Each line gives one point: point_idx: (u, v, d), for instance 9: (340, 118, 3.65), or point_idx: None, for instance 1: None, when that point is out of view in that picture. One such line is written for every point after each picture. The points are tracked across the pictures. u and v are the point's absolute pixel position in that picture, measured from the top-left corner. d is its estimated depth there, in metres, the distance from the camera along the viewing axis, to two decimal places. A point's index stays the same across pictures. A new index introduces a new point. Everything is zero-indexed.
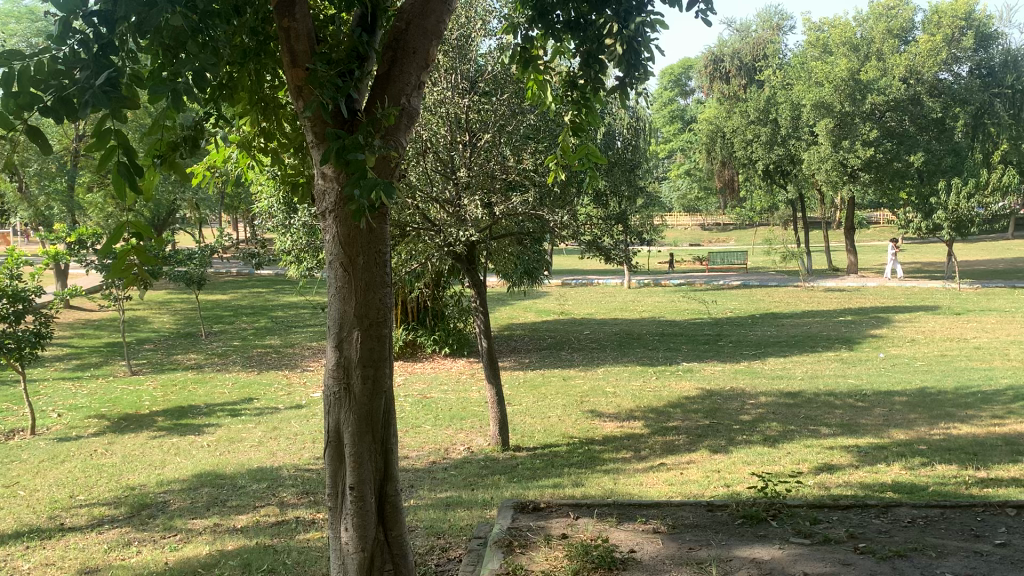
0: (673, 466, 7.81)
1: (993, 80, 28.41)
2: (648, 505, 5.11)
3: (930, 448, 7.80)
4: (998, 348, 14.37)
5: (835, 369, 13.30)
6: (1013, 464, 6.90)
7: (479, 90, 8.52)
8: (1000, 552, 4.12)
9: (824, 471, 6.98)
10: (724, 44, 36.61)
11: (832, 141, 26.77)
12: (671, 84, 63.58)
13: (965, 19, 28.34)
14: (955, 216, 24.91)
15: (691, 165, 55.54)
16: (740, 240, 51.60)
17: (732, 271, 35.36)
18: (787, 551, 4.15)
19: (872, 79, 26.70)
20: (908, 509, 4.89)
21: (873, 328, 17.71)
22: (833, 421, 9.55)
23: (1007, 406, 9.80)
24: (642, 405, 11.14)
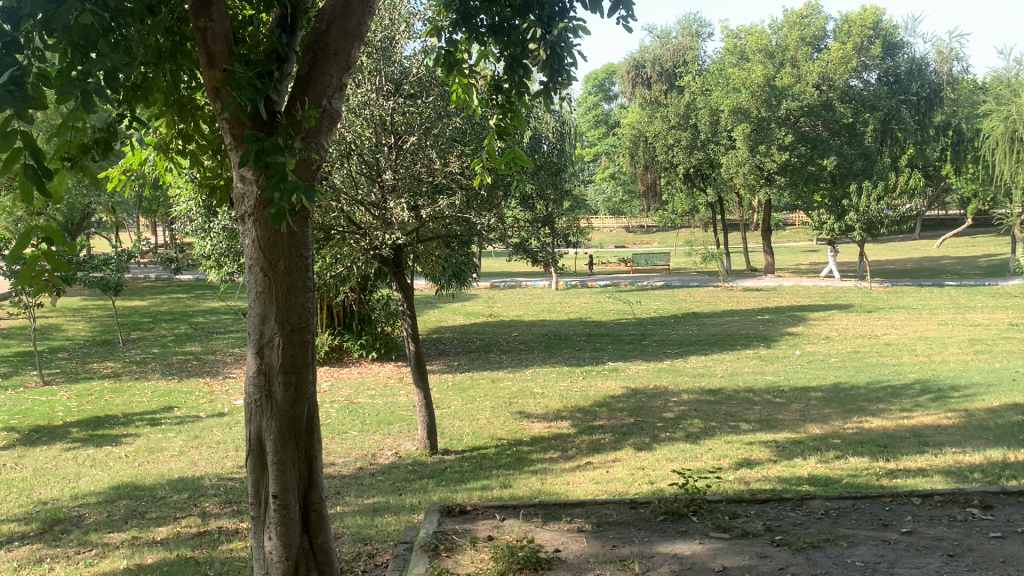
0: (599, 465, 7.91)
1: (900, 87, 29.88)
2: (572, 504, 5.17)
3: (843, 442, 8.10)
4: (906, 344, 14.99)
5: (754, 366, 13.68)
6: (920, 455, 7.20)
7: (404, 93, 8.47)
8: (906, 539, 4.31)
9: (743, 466, 7.17)
10: (645, 50, 37.07)
11: (749, 145, 27.43)
12: (595, 89, 64.52)
13: (873, 28, 29.48)
14: (866, 218, 25.80)
15: (616, 168, 56.43)
16: (664, 243, 52.59)
17: (656, 271, 35.98)
18: (707, 545, 4.26)
19: (786, 85, 27.62)
20: (821, 501, 5.06)
21: (791, 326, 18.27)
22: (753, 416, 9.82)
23: (914, 399, 10.24)
24: (569, 405, 11.25)
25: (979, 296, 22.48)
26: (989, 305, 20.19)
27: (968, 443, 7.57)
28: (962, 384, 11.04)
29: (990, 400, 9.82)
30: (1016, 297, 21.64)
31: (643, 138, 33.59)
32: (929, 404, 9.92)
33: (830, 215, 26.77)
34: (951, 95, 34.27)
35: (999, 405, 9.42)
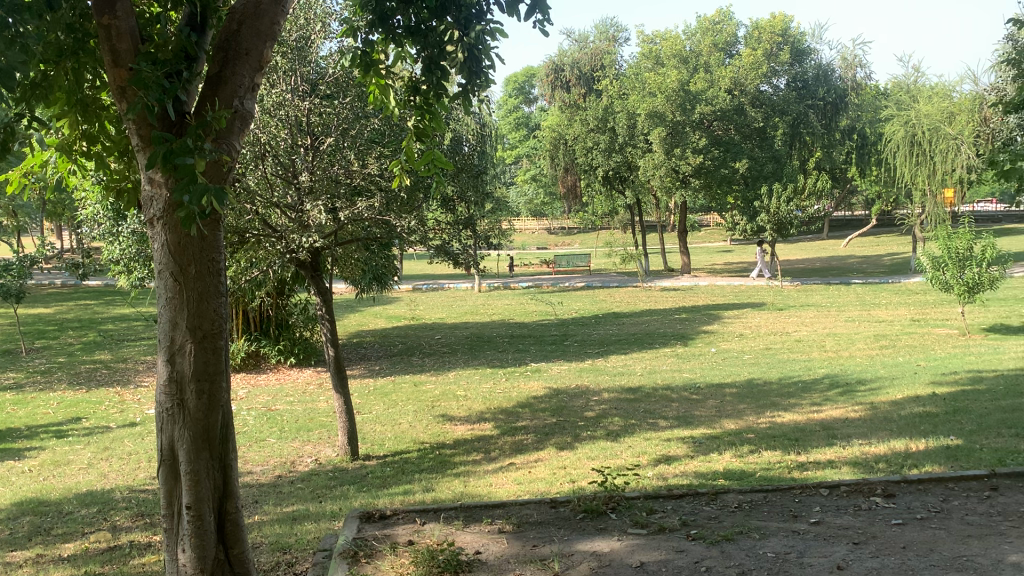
0: (521, 466, 7.94)
1: (807, 92, 31.05)
2: (493, 505, 5.19)
3: (757, 436, 8.34)
4: (816, 340, 15.53)
5: (672, 364, 13.96)
6: (829, 447, 7.47)
7: (320, 93, 8.38)
8: (814, 530, 4.46)
9: (662, 462, 7.30)
10: (564, 53, 37.43)
11: (665, 148, 27.91)
12: (515, 92, 64.88)
13: (781, 35, 30.51)
14: (776, 219, 26.77)
15: (537, 170, 56.83)
16: (584, 245, 53.20)
17: (576, 272, 36.39)
18: (625, 542, 4.33)
19: (700, 90, 28.24)
20: (734, 494, 5.20)
21: (707, 324, 18.71)
22: (671, 413, 10.02)
23: (823, 393, 10.61)
24: (491, 407, 11.27)
25: (883, 293, 23.44)
26: (892, 301, 21.08)
27: (873, 435, 7.88)
28: (867, 378, 11.49)
29: (893, 393, 10.25)
30: (917, 293, 22.65)
31: (564, 141, 33.81)
32: (837, 398, 10.29)
33: (742, 217, 27.70)
34: (855, 101, 35.66)
35: (902, 398, 9.84)
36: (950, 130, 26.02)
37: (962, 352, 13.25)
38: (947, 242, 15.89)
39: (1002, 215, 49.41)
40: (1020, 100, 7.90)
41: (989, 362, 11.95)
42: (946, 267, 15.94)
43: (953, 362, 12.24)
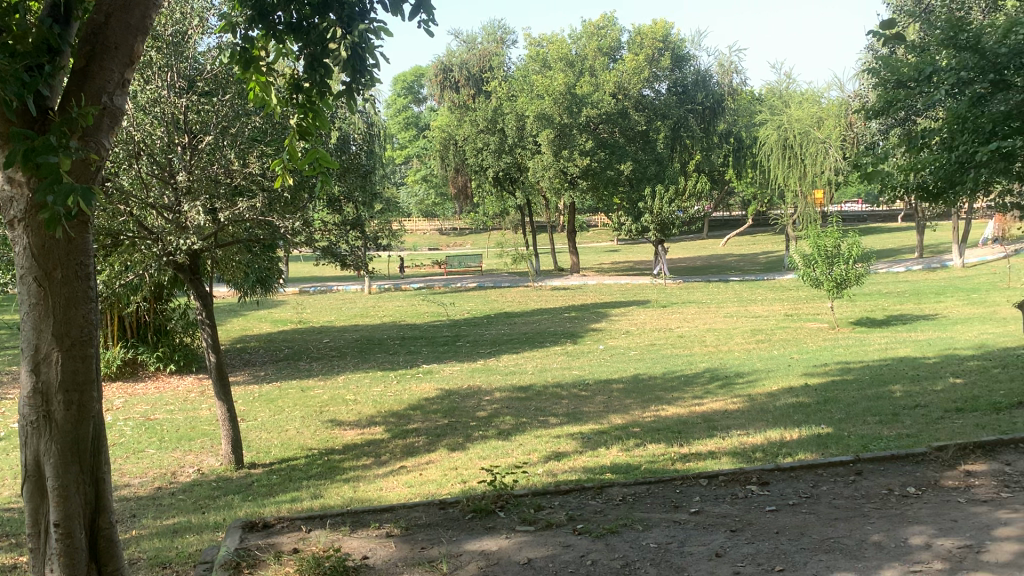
0: (412, 469, 7.88)
1: (687, 97, 32.12)
2: (381, 510, 5.14)
3: (643, 430, 8.56)
4: (697, 336, 16.07)
5: (562, 362, 14.16)
6: (710, 439, 7.74)
7: (198, 90, 8.15)
8: (694, 519, 4.61)
9: (551, 459, 7.39)
10: (452, 54, 37.41)
11: (552, 150, 28.21)
12: (403, 91, 64.35)
13: (662, 41, 31.45)
14: (659, 220, 27.87)
15: (428, 170, 56.58)
16: (476, 245, 53.31)
17: (467, 273, 36.42)
18: (512, 539, 4.36)
19: (586, 93, 28.76)
20: (619, 488, 5.32)
21: (595, 323, 19.05)
22: (561, 410, 10.17)
23: (704, 387, 10.99)
24: (382, 410, 11.13)
25: (760, 290, 24.46)
26: (769, 298, 22.03)
27: (751, 426, 8.21)
28: (746, 371, 11.97)
29: (769, 385, 10.72)
30: (792, 290, 23.74)
31: (454, 141, 33.76)
32: (717, 391, 10.68)
33: (627, 218, 28.78)
34: (732, 106, 37.07)
35: (777, 389, 10.30)
36: (819, 134, 27.48)
37: (831, 344, 13.98)
38: (816, 240, 16.73)
39: (866, 215, 52.43)
40: (880, 107, 8.43)
41: (856, 353, 12.65)
42: (816, 265, 16.77)
43: (823, 355, 12.89)
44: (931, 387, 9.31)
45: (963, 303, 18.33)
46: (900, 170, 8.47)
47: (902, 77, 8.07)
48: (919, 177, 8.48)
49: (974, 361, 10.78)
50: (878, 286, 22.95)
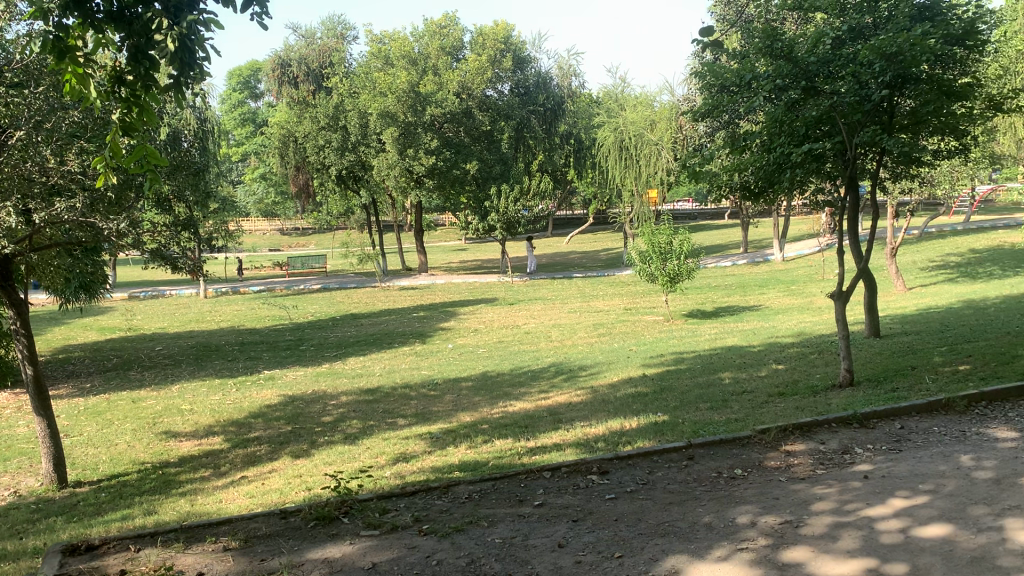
0: (253, 479, 7.59)
1: (529, 99, 32.94)
2: (218, 523, 4.93)
3: (491, 426, 8.65)
4: (543, 332, 16.40)
5: (410, 362, 14.07)
6: (555, 431, 7.90)
7: (7, 81, 7.44)
8: (538, 512, 4.70)
9: (400, 460, 7.31)
10: (290, 49, 36.43)
11: (397, 149, 27.88)
12: (239, 85, 61.84)
13: (504, 42, 31.84)
14: (505, 218, 27.84)
15: (267, 168, 54.81)
16: (319, 245, 52.10)
17: (311, 274, 35.54)
18: (356, 545, 4.29)
19: (429, 91, 28.44)
20: (465, 485, 5.35)
21: (443, 322, 19.06)
22: (409, 411, 10.11)
23: (550, 381, 11.23)
24: (221, 419, 10.66)
25: (601, 285, 25.28)
26: (608, 293, 22.79)
27: (595, 416, 8.45)
28: (588, 364, 12.34)
29: (610, 376, 11.09)
30: (630, 285, 24.69)
31: (294, 139, 32.80)
32: (562, 385, 10.93)
33: (474, 216, 28.35)
34: (571, 107, 38.07)
35: (618, 380, 10.66)
36: (652, 137, 28.74)
37: (667, 336, 14.64)
38: (651, 237, 17.45)
39: (697, 214, 55.27)
40: (705, 110, 8.89)
41: (689, 343, 13.30)
42: (652, 261, 17.49)
43: (659, 346, 13.49)
44: (757, 373, 9.93)
45: (783, 294, 19.66)
46: (725, 170, 9.01)
47: (726, 81, 8.53)
48: (742, 176, 9.05)
49: (794, 348, 11.58)
50: (708, 279, 24.24)
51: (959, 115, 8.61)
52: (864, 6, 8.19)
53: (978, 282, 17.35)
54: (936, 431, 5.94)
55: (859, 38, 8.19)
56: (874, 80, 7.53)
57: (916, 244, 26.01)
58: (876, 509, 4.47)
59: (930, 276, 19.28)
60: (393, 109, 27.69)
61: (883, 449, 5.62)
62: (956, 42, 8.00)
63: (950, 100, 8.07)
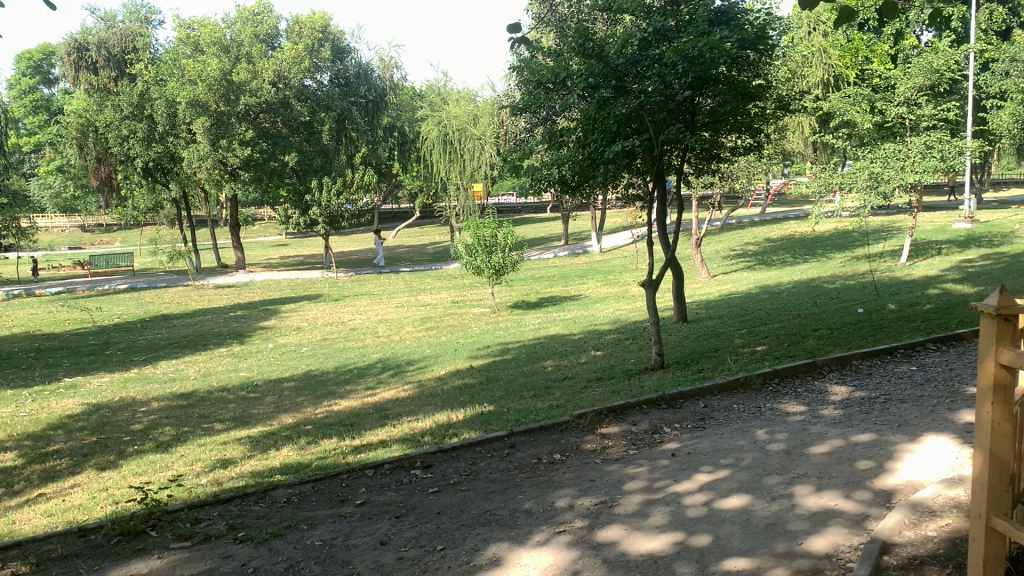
0: (52, 495, 6.98)
1: (349, 89, 32.67)
2: (6, 547, 4.50)
3: (314, 426, 8.43)
4: (369, 327, 16.19)
5: (228, 363, 13.49)
6: (380, 428, 7.82)
7: None
8: (360, 511, 4.64)
9: (218, 466, 6.98)
10: (88, 32, 33.94)
11: (210, 140, 26.38)
12: (29, 70, 56.97)
13: (322, 31, 31.32)
14: (328, 212, 26.86)
15: (64, 160, 50.79)
16: (126, 242, 48.83)
17: (117, 273, 33.27)
18: (166, 559, 4.05)
19: (243, 80, 27.24)
20: (283, 489, 5.18)
21: (263, 320, 18.38)
22: (227, 415, 9.68)
23: (376, 377, 11.10)
24: (14, 433, 9.75)
25: (427, 279, 25.25)
26: (435, 286, 22.81)
27: (421, 411, 8.44)
28: (415, 358, 12.29)
29: (437, 370, 11.10)
30: (456, 278, 24.81)
31: (93, 128, 30.40)
32: (389, 380, 10.83)
33: (295, 210, 27.12)
34: (393, 100, 37.70)
35: (445, 373, 10.70)
36: (475, 131, 29.06)
37: (492, 327, 14.83)
38: (476, 231, 17.58)
39: (521, 207, 56.34)
40: (524, 106, 9.06)
41: (513, 334, 13.55)
42: (477, 254, 17.61)
43: (485, 337, 13.64)
44: (577, 360, 10.28)
45: (601, 284, 20.42)
46: (545, 164, 9.25)
47: (542, 78, 8.73)
48: (560, 171, 9.30)
49: (611, 335, 12.08)
50: (532, 271, 24.78)
51: (753, 114, 9.31)
52: (667, 9, 8.71)
53: (773, 269, 18.78)
54: (736, 408, 6.38)
55: (665, 39, 8.67)
56: (679, 81, 8.00)
57: (719, 234, 27.81)
58: (683, 484, 4.74)
59: (732, 264, 20.67)
60: (204, 97, 26.17)
61: (690, 427, 5.97)
62: (749, 46, 8.64)
63: (745, 100, 8.73)
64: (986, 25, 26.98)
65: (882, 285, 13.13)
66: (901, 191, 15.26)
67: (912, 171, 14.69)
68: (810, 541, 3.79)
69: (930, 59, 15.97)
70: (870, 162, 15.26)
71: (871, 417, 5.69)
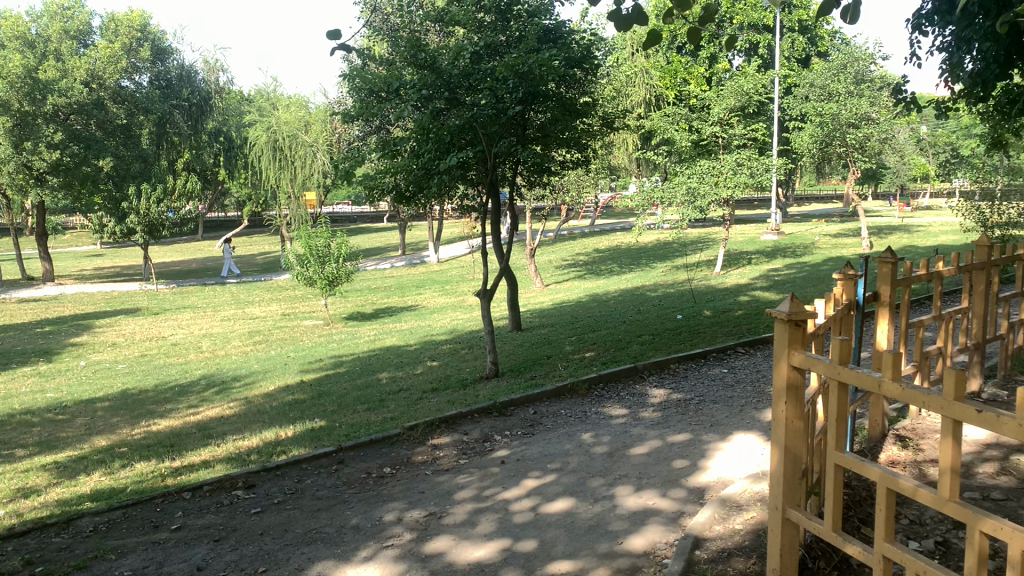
0: None
1: (170, 91, 31.49)
2: None
3: (129, 449, 7.90)
4: (192, 342, 15.41)
5: (32, 384, 12.41)
6: (204, 447, 7.45)
7: None
8: (175, 536, 4.39)
9: (17, 496, 6.38)
10: None
11: (11, 141, 24.01)
12: None
13: (140, 30, 29.81)
14: (147, 221, 25.45)
15: None
16: None
17: None
18: None
19: (50, 78, 25.23)
20: (89, 518, 4.82)
21: (73, 336, 17.08)
22: (30, 440, 8.90)
23: (199, 395, 10.56)
24: None
25: (256, 291, 24.38)
26: (265, 298, 22.06)
27: (248, 428, 8.11)
28: (242, 374, 11.78)
29: (266, 385, 10.70)
30: (287, 289, 24.07)
31: None
32: (213, 398, 10.32)
33: (110, 218, 25.28)
34: (218, 104, 36.16)
35: (274, 389, 10.34)
36: (307, 138, 28.39)
37: (325, 340, 14.50)
38: (308, 240, 17.14)
39: (356, 216, 55.45)
40: (357, 114, 8.89)
41: (346, 347, 13.28)
42: (309, 264, 17.15)
43: (317, 351, 13.32)
44: (412, 371, 10.23)
45: (438, 294, 20.43)
46: (377, 173, 9.13)
47: (375, 86, 8.62)
48: (394, 180, 9.18)
49: (446, 344, 12.11)
50: (367, 282, 24.48)
51: (579, 129, 9.65)
52: (497, 24, 8.83)
53: (602, 278, 19.46)
54: (563, 413, 6.55)
55: (495, 54, 8.78)
56: (510, 95, 8.16)
57: (553, 245, 28.55)
58: (511, 491, 4.81)
59: (564, 274, 21.27)
60: (5, 96, 23.81)
61: (518, 434, 6.07)
62: (576, 64, 8.97)
63: (572, 116, 9.03)
64: (788, 52, 29.30)
65: (700, 292, 13.97)
66: (716, 205, 16.27)
67: (724, 187, 15.82)
68: (630, 540, 3.94)
69: (741, 83, 17.15)
70: (687, 177, 16.15)
71: (687, 417, 6.00)
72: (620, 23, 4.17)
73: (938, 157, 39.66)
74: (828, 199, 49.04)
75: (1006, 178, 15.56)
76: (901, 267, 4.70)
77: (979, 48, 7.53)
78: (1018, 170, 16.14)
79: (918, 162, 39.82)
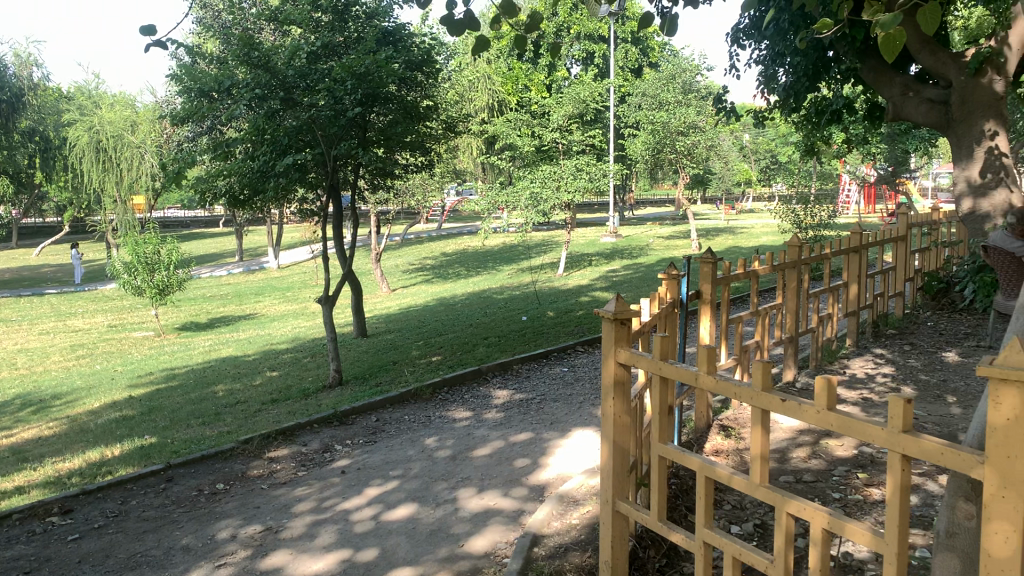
0: None
1: None
2: None
3: None
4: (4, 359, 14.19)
5: None
6: (16, 471, 6.87)
7: None
8: None
9: None
10: None
11: None
12: None
13: None
14: None
15: None
16: None
17: None
18: None
19: None
20: None
21: None
22: None
23: (13, 416, 9.74)
24: None
25: (78, 302, 22.78)
26: (89, 310, 20.64)
27: (69, 449, 7.55)
28: (63, 392, 10.96)
29: (90, 403, 9.98)
30: (114, 300, 22.62)
31: None
32: (30, 418, 9.53)
33: None
34: (34, 101, 33.54)
35: (99, 406, 9.68)
36: (132, 139, 26.90)
37: (155, 352, 13.74)
38: (135, 247, 16.18)
39: (189, 222, 52.82)
40: (184, 114, 8.46)
41: (179, 359, 12.62)
42: (137, 272, 16.17)
43: (147, 364, 12.59)
44: (251, 382, 9.86)
45: (279, 301, 19.79)
46: (208, 175, 8.73)
47: (204, 85, 8.25)
48: (227, 183, 8.81)
49: (287, 354, 11.75)
50: (202, 290, 23.39)
51: (421, 133, 9.61)
52: (334, 25, 8.63)
53: (448, 282, 19.49)
54: (406, 419, 6.50)
55: (333, 54, 8.59)
56: (349, 96, 8.04)
57: (398, 250, 28.32)
58: (352, 500, 4.72)
59: (409, 278, 21.12)
60: None
61: (360, 442, 5.97)
62: (416, 67, 8.94)
63: (414, 119, 9.01)
64: (622, 62, 30.44)
65: (542, 294, 14.24)
66: (559, 210, 16.64)
67: (565, 191, 16.26)
68: (471, 541, 3.96)
69: (578, 91, 17.72)
70: (530, 182, 16.45)
71: (528, 417, 6.09)
72: (453, 28, 4.18)
73: (759, 163, 42.27)
74: (663, 203, 51.30)
75: (819, 183, 16.75)
76: (721, 267, 4.97)
77: (791, 61, 8.11)
78: (828, 175, 17.41)
79: (743, 168, 42.32)
